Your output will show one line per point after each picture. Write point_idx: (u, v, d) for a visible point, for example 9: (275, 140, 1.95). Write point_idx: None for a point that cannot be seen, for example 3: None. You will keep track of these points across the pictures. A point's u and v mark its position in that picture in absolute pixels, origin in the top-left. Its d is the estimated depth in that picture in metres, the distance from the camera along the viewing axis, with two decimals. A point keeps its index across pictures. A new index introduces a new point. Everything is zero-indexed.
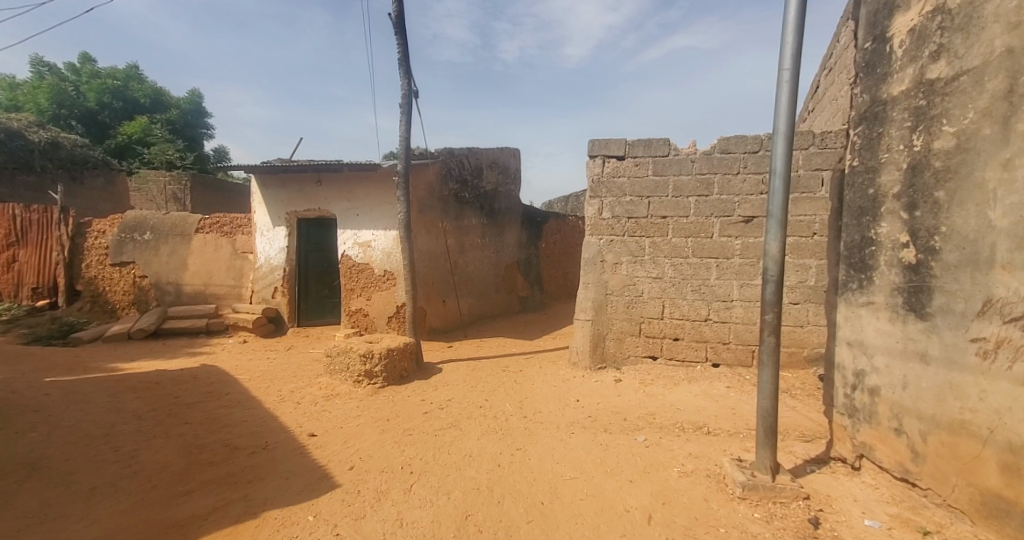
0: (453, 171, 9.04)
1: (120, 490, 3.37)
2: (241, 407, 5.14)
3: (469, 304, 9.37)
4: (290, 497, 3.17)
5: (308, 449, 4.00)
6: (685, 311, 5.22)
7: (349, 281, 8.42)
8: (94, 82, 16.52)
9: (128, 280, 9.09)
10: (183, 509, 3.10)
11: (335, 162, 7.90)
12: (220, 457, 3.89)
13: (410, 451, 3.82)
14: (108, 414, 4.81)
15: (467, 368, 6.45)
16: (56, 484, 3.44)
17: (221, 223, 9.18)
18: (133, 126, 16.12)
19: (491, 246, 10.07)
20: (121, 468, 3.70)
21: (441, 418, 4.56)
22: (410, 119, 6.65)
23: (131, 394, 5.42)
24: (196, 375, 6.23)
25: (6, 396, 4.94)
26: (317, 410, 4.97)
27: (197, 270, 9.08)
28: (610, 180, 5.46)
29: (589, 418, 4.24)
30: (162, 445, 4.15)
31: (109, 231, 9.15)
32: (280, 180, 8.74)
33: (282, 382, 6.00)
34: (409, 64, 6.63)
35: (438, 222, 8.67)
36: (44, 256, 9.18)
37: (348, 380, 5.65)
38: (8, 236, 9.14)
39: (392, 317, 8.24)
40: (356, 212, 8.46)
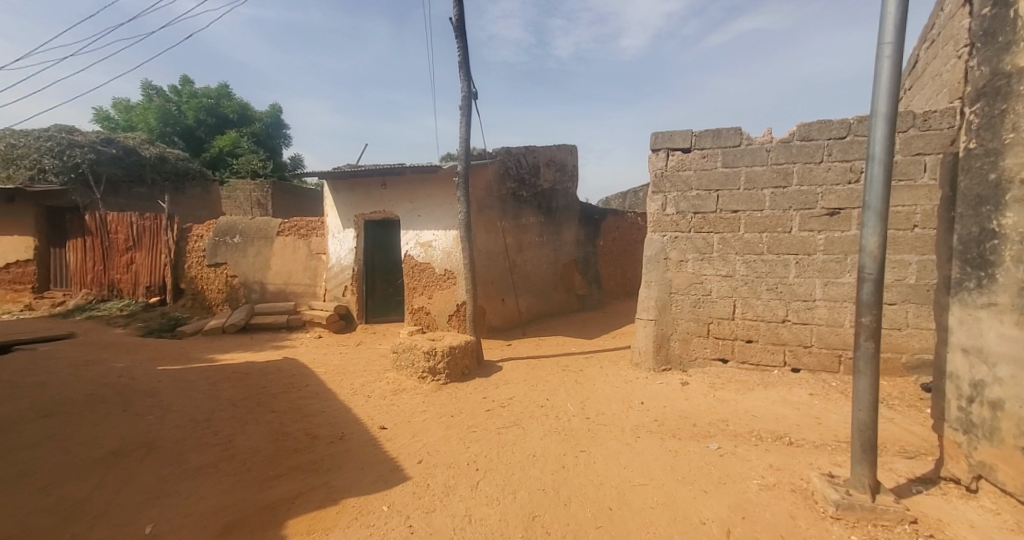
0: (511, 170, 9.07)
1: (221, 471, 3.70)
2: (317, 398, 5.47)
3: (527, 303, 9.38)
4: (366, 486, 3.33)
5: (380, 441, 4.18)
6: (760, 311, 4.89)
7: (411, 280, 8.71)
8: (192, 101, 18.29)
9: (222, 280, 9.97)
10: (274, 491, 3.34)
11: (398, 165, 8.18)
12: (303, 445, 4.16)
13: (474, 447, 3.87)
14: (207, 401, 5.30)
15: (527, 366, 6.45)
16: (169, 462, 3.85)
17: (298, 226, 9.83)
18: (224, 139, 17.72)
19: (549, 244, 10.01)
20: (221, 451, 4.06)
21: (504, 416, 4.59)
22: (469, 121, 6.75)
23: (224, 383, 5.94)
24: (279, 367, 6.72)
25: (126, 384, 5.61)
26: (385, 404, 5.18)
27: (278, 270, 9.77)
28: (675, 174, 5.23)
29: (655, 422, 4.09)
30: (253, 431, 4.51)
31: (207, 235, 10.10)
32: (348, 185, 9.22)
33: (353, 375, 6.32)
34: (468, 66, 6.73)
35: (497, 222, 8.76)
36: (155, 258, 10.30)
37: (413, 376, 5.84)
38: (127, 241, 10.44)
39: (452, 315, 8.42)
40: (418, 213, 8.72)
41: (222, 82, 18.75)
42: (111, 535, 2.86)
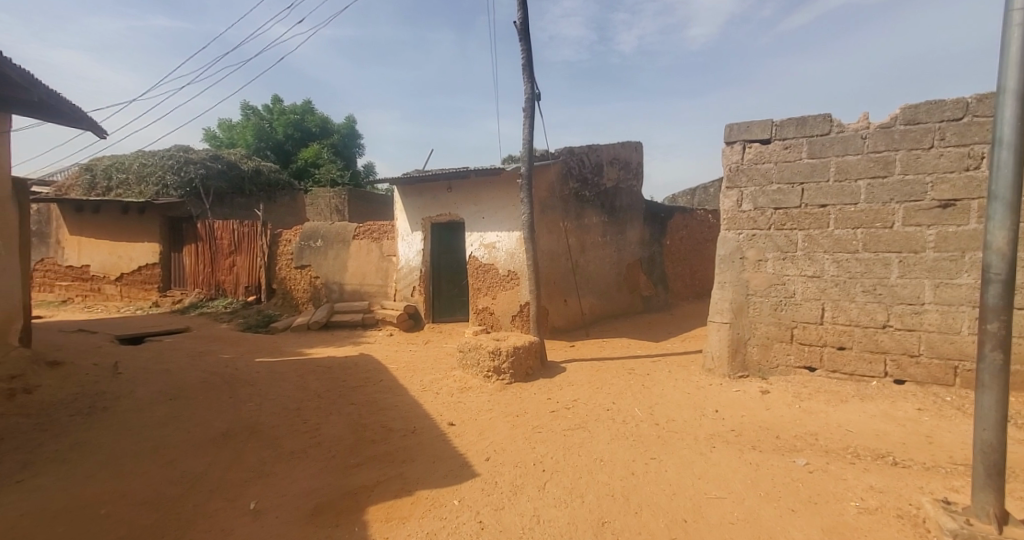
0: (573, 170, 8.97)
1: (310, 456, 3.99)
2: (390, 393, 5.72)
3: (591, 303, 9.25)
4: (438, 480, 3.43)
5: (449, 437, 4.29)
6: (854, 315, 4.45)
7: (476, 281, 8.87)
8: (280, 117, 19.91)
9: (306, 280, 10.76)
10: (356, 478, 3.54)
11: (463, 169, 8.37)
12: (380, 436, 4.37)
13: (540, 448, 3.86)
14: (295, 391, 5.74)
15: (591, 368, 6.34)
16: (266, 445, 4.22)
17: (371, 230, 10.36)
18: (308, 151, 19.14)
19: (612, 244, 9.78)
20: (309, 437, 4.38)
21: (569, 418, 4.54)
22: (532, 122, 6.77)
23: (308, 376, 6.40)
24: (356, 362, 7.12)
25: (228, 376, 6.21)
26: (453, 401, 5.31)
27: (354, 271, 10.36)
28: (753, 167, 4.91)
29: (733, 432, 3.85)
30: (336, 421, 4.82)
31: (294, 240, 10.95)
32: (417, 189, 9.59)
33: (422, 373, 6.54)
34: (532, 69, 6.75)
35: (559, 222, 8.71)
36: (252, 261, 11.33)
37: (479, 375, 5.94)
38: (230, 245, 11.57)
39: (515, 316, 8.48)
40: (482, 215, 8.88)
41: (307, 99, 20.30)
42: (220, 507, 3.16)
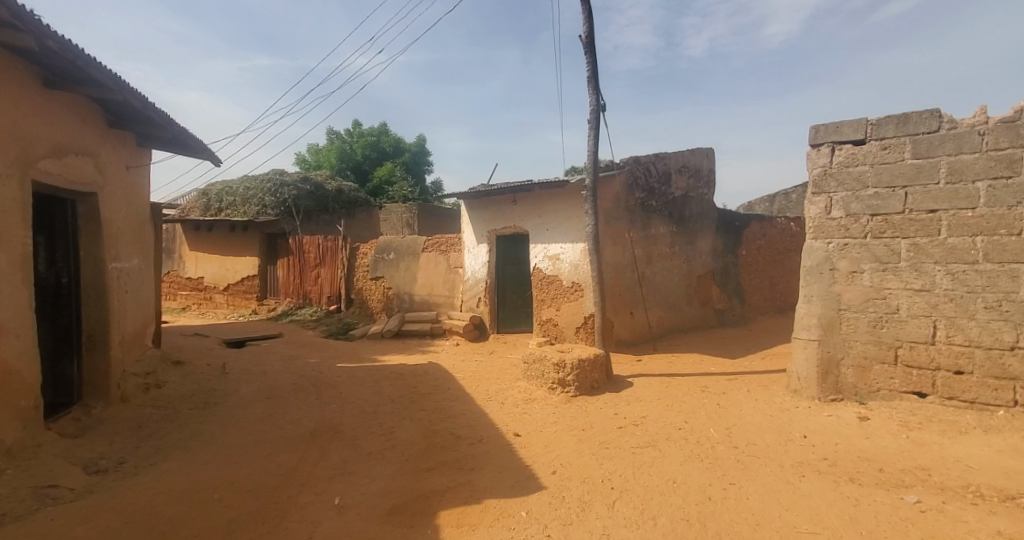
0: (640, 180, 8.79)
1: (386, 458, 4.19)
2: (458, 401, 5.87)
3: (658, 316, 8.95)
4: (505, 490, 3.45)
5: (515, 448, 4.31)
6: (973, 335, 3.95)
7: (540, 292, 8.90)
8: (359, 139, 21.34)
9: (380, 291, 11.36)
10: (429, 482, 3.66)
11: (528, 182, 8.50)
12: (449, 443, 4.50)
13: (608, 465, 3.77)
14: (372, 396, 6.07)
15: (660, 384, 6.11)
16: (347, 445, 4.49)
17: (439, 243, 10.77)
18: (383, 170, 20.41)
19: (682, 255, 9.41)
20: (384, 440, 4.62)
21: (637, 435, 4.40)
22: (598, 133, 6.74)
23: (383, 382, 6.73)
24: (425, 370, 7.38)
25: (313, 380, 6.68)
26: (518, 412, 5.35)
27: (423, 283, 10.78)
28: (844, 171, 4.57)
29: (825, 461, 3.55)
30: (409, 425, 5.03)
31: (370, 253, 11.64)
32: (483, 203, 9.85)
33: (488, 382, 6.65)
34: (597, 80, 6.74)
35: (625, 232, 8.58)
36: (334, 273, 12.19)
37: (544, 387, 5.94)
38: (315, 258, 12.54)
39: (580, 328, 8.39)
40: (546, 227, 8.93)
41: (383, 122, 21.65)
42: (309, 500, 3.39)
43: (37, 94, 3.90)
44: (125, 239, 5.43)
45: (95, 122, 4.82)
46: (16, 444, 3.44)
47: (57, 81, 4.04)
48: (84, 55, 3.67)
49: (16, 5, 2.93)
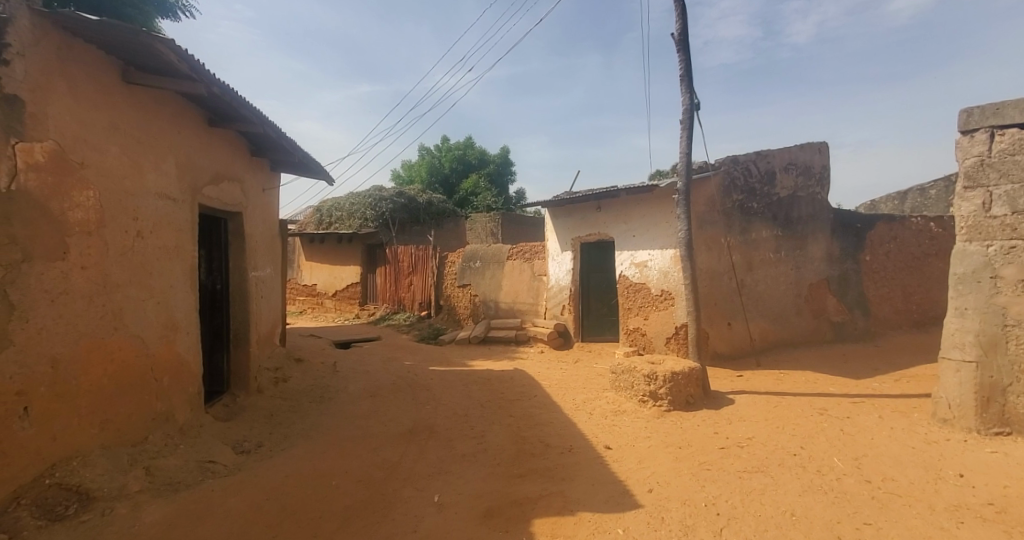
0: (738, 181, 8.23)
1: (480, 460, 4.33)
2: (546, 409, 5.88)
3: (761, 328, 8.27)
4: (599, 505, 3.39)
5: (607, 461, 4.23)
6: None
7: (626, 300, 8.65)
8: (447, 154, 22.42)
9: (467, 298, 11.79)
10: (521, 488, 3.71)
11: (613, 189, 8.34)
12: (539, 450, 4.53)
13: (711, 488, 3.55)
14: (463, 399, 6.30)
15: (766, 403, 5.63)
16: (443, 445, 4.71)
17: (523, 251, 10.96)
18: (469, 182, 21.23)
19: (790, 261, 8.59)
20: (476, 443, 4.77)
21: (744, 458, 4.09)
22: (691, 134, 6.43)
23: (473, 386, 6.96)
24: (512, 376, 7.49)
25: (413, 381, 7.10)
26: (608, 423, 5.24)
27: (508, 290, 10.98)
28: (1007, 160, 3.91)
29: (991, 507, 3.03)
30: (499, 430, 5.15)
31: (458, 261, 12.18)
32: (566, 211, 9.83)
33: (575, 391, 6.60)
34: (691, 78, 6.44)
35: (720, 238, 8.10)
36: (425, 280, 12.90)
37: (634, 399, 5.76)
38: (409, 266, 13.38)
39: (670, 338, 8.01)
40: (632, 233, 8.66)
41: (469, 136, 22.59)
42: (412, 495, 3.60)
43: (203, 131, 4.66)
44: (261, 252, 6.22)
45: (242, 151, 5.61)
46: (185, 424, 4.09)
47: (217, 120, 4.77)
48: (238, 96, 4.32)
49: (194, 60, 3.54)
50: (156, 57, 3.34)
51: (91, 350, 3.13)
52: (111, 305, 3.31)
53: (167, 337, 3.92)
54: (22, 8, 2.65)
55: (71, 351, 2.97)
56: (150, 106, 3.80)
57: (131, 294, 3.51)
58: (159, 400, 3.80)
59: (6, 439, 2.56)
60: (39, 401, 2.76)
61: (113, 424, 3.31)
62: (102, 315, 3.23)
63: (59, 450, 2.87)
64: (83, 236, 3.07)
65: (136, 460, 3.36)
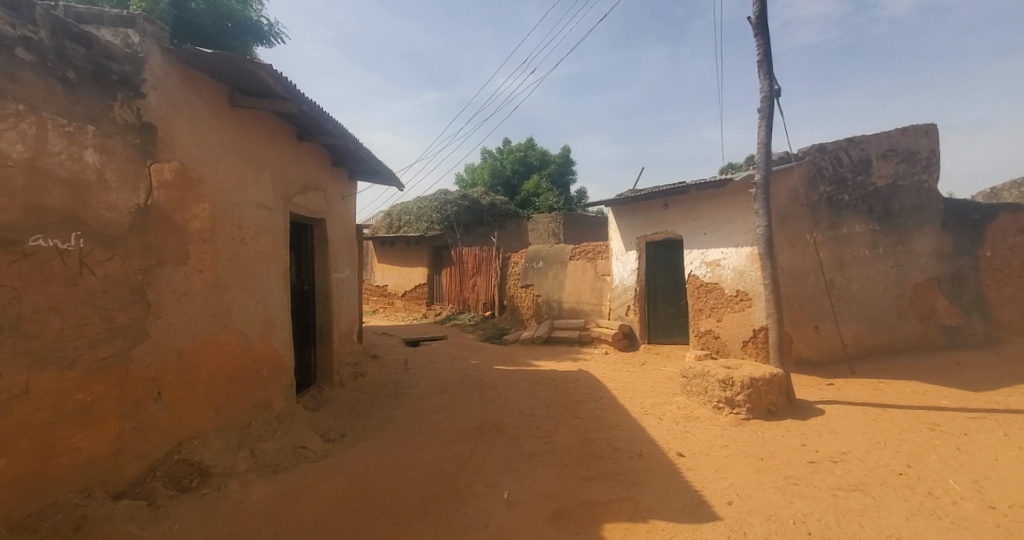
0: (826, 171, 7.66)
1: (547, 460, 4.39)
2: (612, 412, 5.82)
3: (856, 332, 7.63)
4: (673, 514, 3.32)
5: (680, 469, 4.12)
6: None
7: (697, 301, 8.31)
8: (508, 156, 22.72)
9: (530, 298, 11.90)
10: (591, 492, 3.71)
11: (682, 184, 8.06)
12: (607, 454, 4.50)
13: (799, 505, 3.36)
14: (528, 398, 6.39)
15: (864, 415, 5.22)
16: (510, 444, 4.82)
17: (586, 251, 10.89)
18: (531, 183, 21.38)
19: (890, 258, 7.84)
20: (542, 443, 4.83)
21: (838, 474, 3.82)
22: (771, 123, 6.06)
23: (538, 386, 7.03)
24: (577, 377, 7.47)
25: (486, 379, 7.30)
26: (680, 429, 5.09)
27: (571, 290, 10.94)
28: None
29: None
30: (565, 431, 5.17)
31: (520, 261, 12.33)
32: (631, 209, 9.63)
33: (642, 395, 6.46)
34: (770, 63, 6.08)
35: (805, 234, 7.61)
36: (489, 280, 13.17)
37: (708, 405, 5.55)
38: (473, 267, 13.73)
39: (747, 342, 7.60)
40: (703, 230, 8.32)
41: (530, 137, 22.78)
42: (483, 491, 3.73)
43: (293, 145, 5.10)
44: (341, 255, 6.69)
45: (325, 162, 6.07)
46: (280, 413, 4.51)
47: (305, 135, 5.21)
48: (322, 111, 4.69)
49: (287, 82, 3.90)
50: (257, 81, 3.72)
51: (206, 344, 3.54)
52: (222, 304, 3.74)
53: (265, 334, 4.34)
54: (155, 45, 3.06)
55: (192, 344, 3.39)
56: (251, 124, 4.23)
57: (237, 295, 3.94)
58: (260, 390, 4.22)
59: (145, 419, 2.98)
60: (169, 386, 3.18)
61: (223, 410, 3.73)
62: (215, 313, 3.65)
63: (183, 431, 3.29)
64: (201, 244, 3.49)
65: (243, 443, 3.77)
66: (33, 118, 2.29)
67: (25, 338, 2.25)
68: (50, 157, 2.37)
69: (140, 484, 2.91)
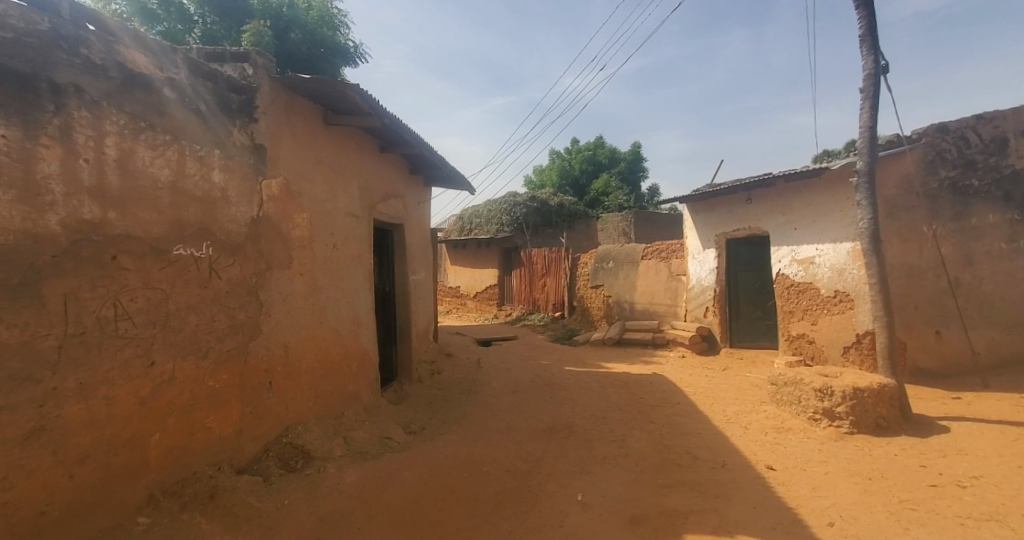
0: (947, 154, 6.74)
1: (621, 465, 4.36)
2: (691, 418, 5.64)
3: (990, 340, 6.62)
4: (764, 529, 3.16)
5: (771, 483, 3.90)
6: None
7: (788, 303, 7.82)
8: (576, 155, 22.61)
9: (600, 299, 11.78)
10: (670, 501, 3.62)
11: (768, 175, 7.61)
12: (687, 462, 4.37)
13: (915, 532, 3.07)
14: (600, 401, 6.36)
15: (998, 434, 4.63)
16: (583, 446, 4.83)
17: (660, 250, 10.59)
18: (599, 182, 21.11)
19: None
20: (617, 447, 4.80)
21: (966, 501, 3.44)
22: (876, 103, 5.46)
23: (610, 388, 6.97)
24: (652, 381, 7.31)
25: (564, 381, 7.34)
26: (769, 441, 4.82)
27: (643, 291, 10.68)
28: None
29: None
30: (640, 435, 5.10)
31: (590, 262, 12.25)
32: (709, 205, 9.24)
33: (724, 402, 6.19)
34: (876, 36, 5.47)
35: (921, 227, 6.82)
36: (558, 281, 13.22)
37: (803, 416, 5.24)
38: (542, 269, 13.84)
39: (848, 348, 6.98)
40: (792, 225, 7.79)
41: (599, 136, 22.52)
42: (556, 491, 3.78)
43: (376, 155, 5.49)
44: (417, 257, 7.07)
45: (403, 171, 6.46)
46: (368, 404, 4.88)
47: (387, 146, 5.59)
48: (401, 123, 5.00)
49: (371, 98, 4.21)
50: (347, 99, 4.05)
51: (307, 340, 3.94)
52: (319, 304, 4.13)
53: (354, 331, 4.73)
54: (267, 73, 3.46)
55: (295, 340, 3.78)
56: (341, 139, 4.62)
57: (331, 295, 4.33)
58: (350, 383, 4.60)
59: (260, 404, 3.38)
60: (278, 377, 3.58)
61: (321, 400, 4.12)
62: (314, 312, 4.05)
63: (290, 417, 3.69)
64: (302, 250, 3.89)
65: (338, 431, 4.14)
66: (176, 147, 2.70)
67: (171, 331, 2.66)
68: (187, 178, 2.78)
69: (256, 462, 3.31)
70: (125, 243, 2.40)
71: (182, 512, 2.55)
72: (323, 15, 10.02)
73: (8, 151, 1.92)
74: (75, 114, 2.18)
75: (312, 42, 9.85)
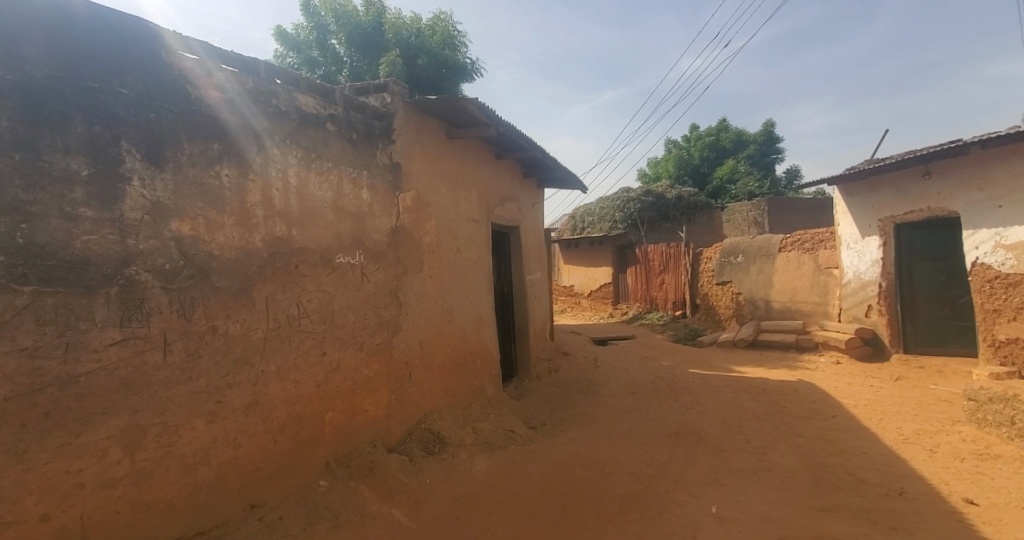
0: None
1: (761, 479, 4.06)
2: (853, 435, 5.02)
3: None
4: None
5: (968, 521, 3.31)
6: None
7: (991, 302, 6.53)
8: (696, 143, 21.29)
9: (729, 296, 10.97)
10: (826, 524, 3.28)
11: (960, 143, 6.40)
12: (848, 485, 3.91)
13: None
14: (734, 408, 5.97)
15: None
16: (715, 455, 4.60)
17: (802, 240, 9.52)
18: (723, 169, 19.61)
19: None
20: (756, 459, 4.47)
21: None
22: None
23: (745, 394, 6.49)
24: (797, 389, 6.64)
25: (700, 384, 7.02)
26: (968, 469, 4.09)
27: (782, 287, 9.71)
28: None
29: None
30: (784, 450, 4.67)
31: (714, 257, 11.47)
32: (869, 186, 8.07)
33: (898, 418, 5.40)
34: None
35: None
36: (679, 278, 12.60)
37: (1020, 441, 4.35)
38: (661, 265, 13.30)
39: None
40: (996, 202, 6.46)
41: (722, 120, 20.93)
42: (686, 500, 3.67)
43: (493, 162, 5.80)
44: (533, 257, 7.29)
45: (517, 174, 6.71)
46: (493, 398, 5.20)
47: (502, 152, 5.86)
48: (514, 130, 5.23)
49: (487, 108, 4.48)
50: (466, 112, 4.35)
51: (438, 337, 4.34)
52: (447, 304, 4.52)
53: (478, 329, 5.08)
54: (400, 96, 3.89)
55: (428, 336, 4.20)
56: (461, 149, 4.98)
57: (457, 296, 4.71)
58: (476, 378, 4.95)
59: (403, 392, 3.82)
60: (416, 369, 4.00)
61: (452, 392, 4.51)
62: (443, 312, 4.44)
63: (426, 406, 4.11)
64: (431, 255, 4.30)
65: (467, 421, 4.50)
66: (336, 171, 3.21)
67: (336, 327, 3.15)
68: (346, 198, 3.27)
69: (401, 443, 3.75)
70: (303, 254, 2.91)
71: (350, 480, 3.03)
72: (445, 37, 10.84)
73: (229, 186, 2.48)
74: (270, 152, 2.72)
75: (437, 64, 10.71)
